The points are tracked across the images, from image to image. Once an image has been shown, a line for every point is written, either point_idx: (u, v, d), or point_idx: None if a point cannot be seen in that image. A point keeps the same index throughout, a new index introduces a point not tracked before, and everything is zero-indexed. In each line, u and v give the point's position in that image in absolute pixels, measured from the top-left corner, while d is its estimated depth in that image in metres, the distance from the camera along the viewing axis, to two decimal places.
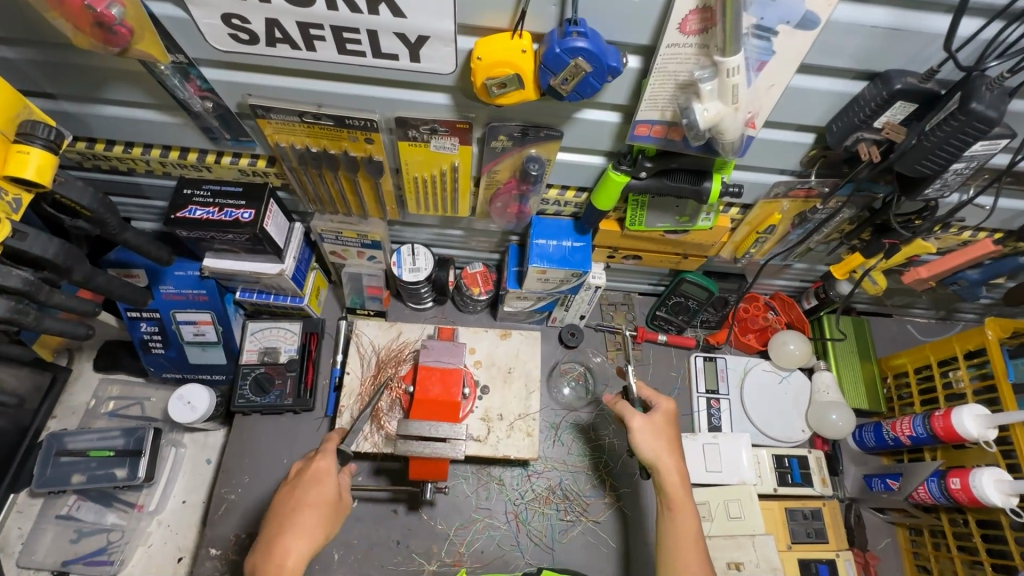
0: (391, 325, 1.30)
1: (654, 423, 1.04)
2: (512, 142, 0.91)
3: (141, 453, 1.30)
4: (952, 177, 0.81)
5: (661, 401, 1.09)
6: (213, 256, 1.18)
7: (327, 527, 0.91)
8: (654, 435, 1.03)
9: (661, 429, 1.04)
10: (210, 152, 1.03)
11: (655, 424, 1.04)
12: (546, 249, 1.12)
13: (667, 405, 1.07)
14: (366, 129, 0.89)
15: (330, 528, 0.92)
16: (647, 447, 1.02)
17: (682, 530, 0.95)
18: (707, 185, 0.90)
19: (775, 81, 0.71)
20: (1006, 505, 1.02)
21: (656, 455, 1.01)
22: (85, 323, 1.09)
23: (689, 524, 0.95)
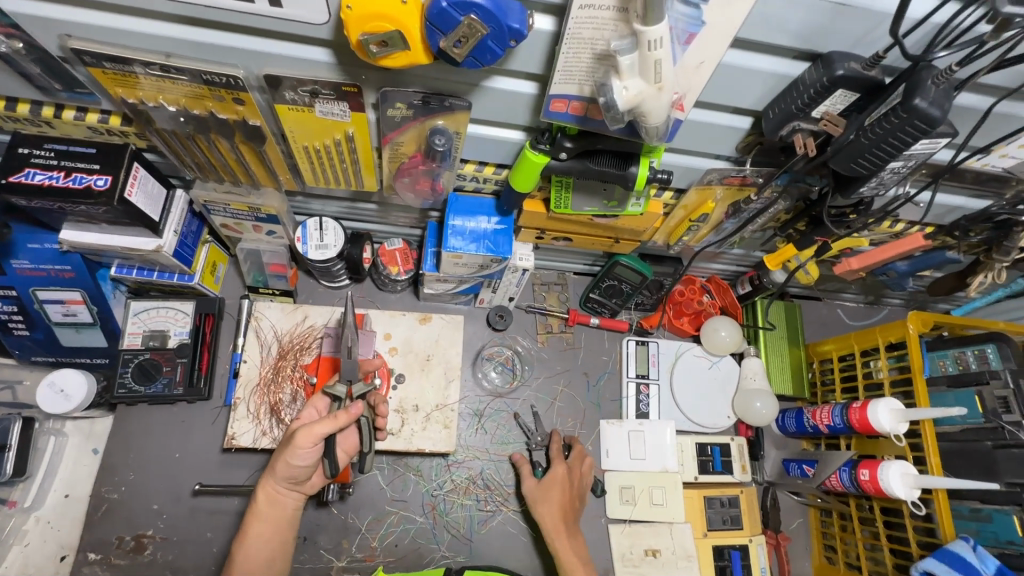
0: (295, 308, 1.15)
1: (544, 488, 1.13)
2: (413, 112, 0.77)
3: (7, 447, 1.16)
4: (889, 176, 0.74)
5: (557, 465, 1.16)
6: (72, 228, 1.00)
7: (285, 461, 0.83)
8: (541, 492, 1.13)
9: (550, 497, 1.12)
10: (46, 104, 0.84)
11: (545, 484, 1.13)
12: (464, 230, 1.01)
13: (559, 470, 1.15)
14: (232, 88, 0.73)
15: (289, 463, 0.83)
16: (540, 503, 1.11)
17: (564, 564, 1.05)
18: (634, 171, 0.81)
19: (705, 57, 0.61)
20: (909, 498, 1.05)
21: (552, 525, 1.09)
22: None
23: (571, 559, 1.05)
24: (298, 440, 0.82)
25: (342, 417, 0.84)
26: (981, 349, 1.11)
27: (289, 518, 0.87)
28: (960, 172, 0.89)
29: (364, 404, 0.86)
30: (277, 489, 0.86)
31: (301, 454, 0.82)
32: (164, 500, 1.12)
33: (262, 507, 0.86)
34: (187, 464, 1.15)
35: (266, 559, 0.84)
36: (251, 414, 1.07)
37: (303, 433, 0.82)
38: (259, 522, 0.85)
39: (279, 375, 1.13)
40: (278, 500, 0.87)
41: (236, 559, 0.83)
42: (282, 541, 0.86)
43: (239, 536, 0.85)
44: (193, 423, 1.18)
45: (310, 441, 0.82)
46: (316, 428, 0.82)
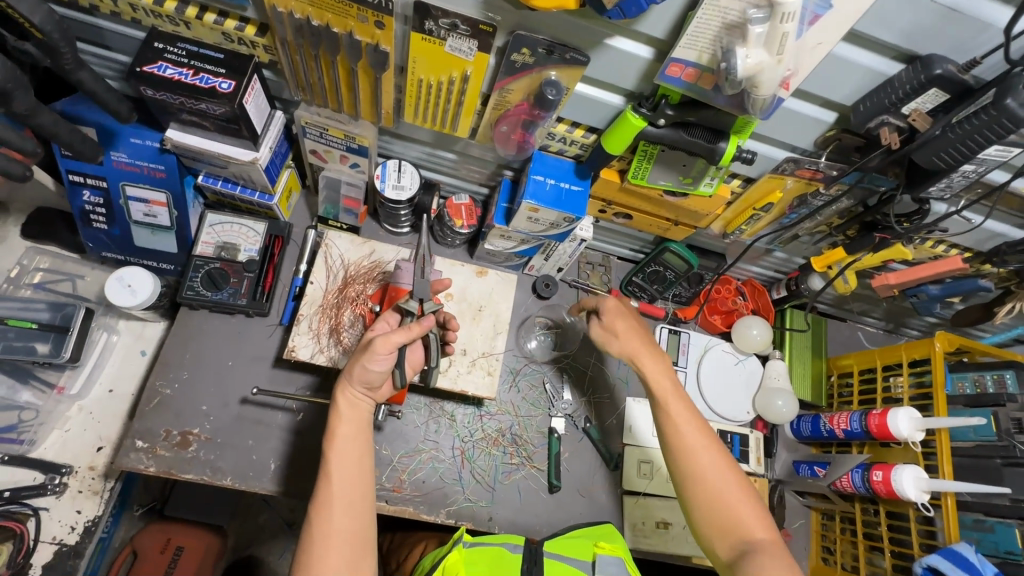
0: (364, 242, 1.22)
1: (610, 328, 1.07)
2: (534, 59, 0.84)
3: (68, 331, 1.20)
4: (957, 180, 0.82)
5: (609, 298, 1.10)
6: (178, 129, 1.07)
7: (362, 366, 0.89)
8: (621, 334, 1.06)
9: (624, 333, 1.06)
10: (191, 4, 0.91)
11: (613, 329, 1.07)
12: (542, 187, 1.08)
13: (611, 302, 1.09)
14: (380, 10, 0.80)
15: (366, 367, 0.89)
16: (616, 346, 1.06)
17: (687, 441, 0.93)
18: (723, 146, 0.87)
19: (824, 39, 0.68)
20: (919, 500, 1.11)
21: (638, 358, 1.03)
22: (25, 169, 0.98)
23: (691, 422, 0.94)
24: (377, 347, 0.88)
25: (415, 329, 0.92)
26: (1000, 374, 1.18)
27: (368, 419, 0.92)
28: (1011, 196, 0.97)
29: (434, 318, 0.95)
30: (356, 394, 0.91)
31: (378, 360, 0.89)
32: (212, 402, 1.17)
33: (343, 411, 0.90)
34: (238, 372, 1.20)
35: (358, 455, 0.87)
36: (312, 331, 1.12)
37: (381, 341, 0.88)
38: (343, 423, 0.89)
39: (343, 297, 1.18)
40: (358, 405, 0.92)
41: (330, 461, 0.86)
42: (366, 439, 0.90)
43: (327, 440, 0.88)
44: (247, 336, 1.23)
45: (387, 348, 0.88)
46: (392, 338, 0.89)
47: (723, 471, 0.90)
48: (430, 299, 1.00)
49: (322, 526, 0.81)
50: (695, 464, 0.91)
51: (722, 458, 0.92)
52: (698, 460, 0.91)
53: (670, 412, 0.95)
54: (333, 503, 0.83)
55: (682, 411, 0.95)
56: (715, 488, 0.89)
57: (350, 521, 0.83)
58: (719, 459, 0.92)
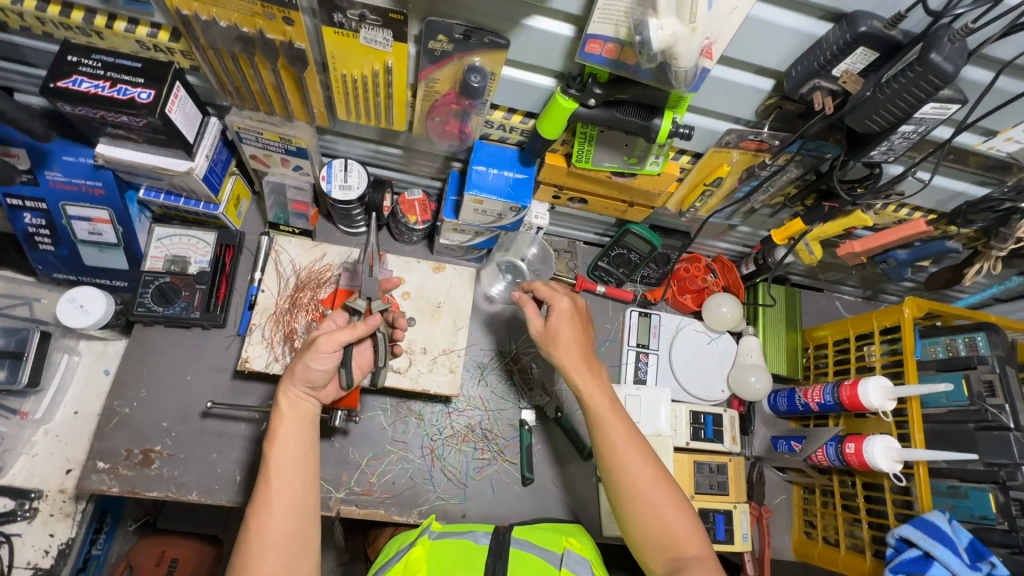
0: (315, 245, 1.19)
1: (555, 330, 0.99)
2: (453, 45, 0.81)
3: (24, 357, 1.19)
4: (898, 143, 0.79)
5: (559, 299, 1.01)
6: (109, 143, 1.04)
7: (305, 365, 0.88)
8: (553, 343, 0.99)
9: (563, 338, 0.98)
10: (99, 13, 0.87)
11: (552, 330, 0.99)
12: (485, 177, 1.05)
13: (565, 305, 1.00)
14: (284, 5, 0.77)
15: (308, 366, 0.87)
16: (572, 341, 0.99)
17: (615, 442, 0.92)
18: (657, 123, 0.84)
19: (739, 3, 0.65)
20: (890, 470, 1.09)
21: (574, 365, 0.97)
22: None
23: (621, 432, 0.92)
24: (320, 345, 0.87)
25: (360, 327, 0.89)
26: (971, 337, 1.15)
27: (312, 419, 0.91)
28: (966, 154, 0.93)
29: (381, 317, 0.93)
30: (299, 393, 0.90)
31: (321, 358, 0.87)
32: (173, 418, 1.16)
33: (284, 410, 0.89)
34: (198, 387, 1.19)
35: (301, 455, 0.86)
36: (265, 340, 1.10)
37: (325, 339, 0.87)
38: (286, 423, 0.88)
39: (296, 304, 1.16)
40: (300, 404, 0.90)
41: (270, 462, 0.85)
42: (310, 439, 0.89)
43: (268, 441, 0.87)
44: (205, 349, 1.22)
45: (331, 346, 0.87)
46: (337, 336, 0.88)
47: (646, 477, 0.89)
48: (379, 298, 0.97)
49: (263, 528, 0.80)
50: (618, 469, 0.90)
51: (652, 468, 0.91)
52: (623, 465, 0.90)
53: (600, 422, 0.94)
54: (274, 504, 0.82)
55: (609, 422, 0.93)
56: (640, 499, 0.88)
57: (293, 519, 0.82)
58: (654, 474, 0.90)
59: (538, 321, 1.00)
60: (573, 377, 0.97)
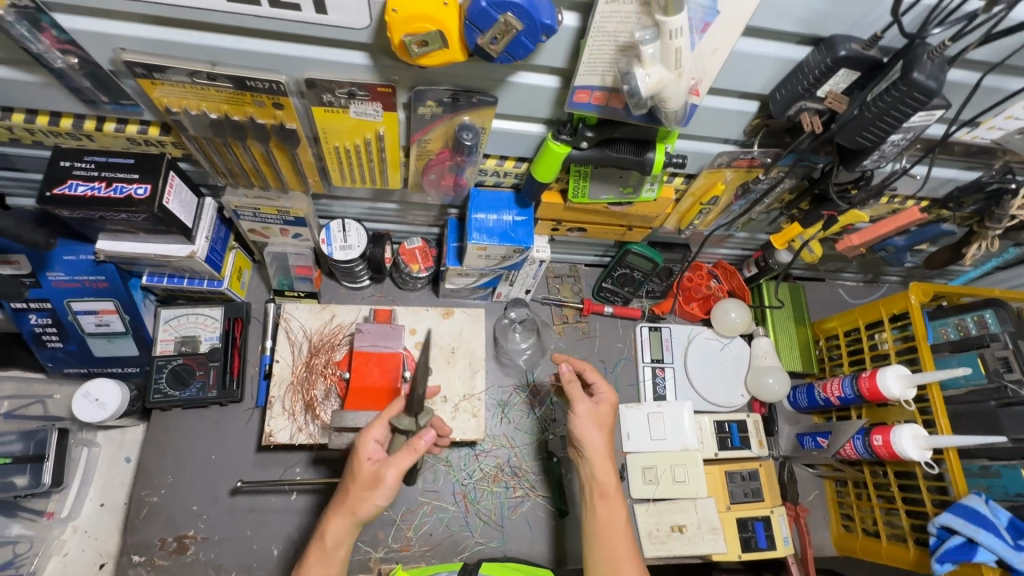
0: (323, 308, 1.19)
1: (599, 414, 1.01)
2: (442, 108, 0.82)
3: (45, 458, 1.18)
4: (889, 148, 0.81)
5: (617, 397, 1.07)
6: (108, 239, 1.04)
7: (366, 499, 0.85)
8: (596, 427, 1.00)
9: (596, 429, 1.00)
10: (88, 118, 0.88)
11: (597, 417, 1.01)
12: (486, 223, 1.06)
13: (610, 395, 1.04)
14: (273, 93, 0.78)
15: (371, 501, 0.84)
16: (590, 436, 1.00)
17: (610, 521, 0.94)
18: (651, 156, 0.85)
19: (720, 45, 0.66)
20: (920, 458, 1.09)
21: (595, 449, 0.99)
22: None
23: (620, 514, 0.95)
24: (387, 479, 0.84)
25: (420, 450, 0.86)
26: (980, 315, 1.17)
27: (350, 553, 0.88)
28: (953, 145, 0.95)
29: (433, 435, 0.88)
30: (347, 526, 0.86)
31: (384, 493, 0.84)
32: (202, 501, 1.15)
33: (330, 546, 0.85)
34: (223, 465, 1.18)
35: None
36: (287, 411, 1.10)
37: (392, 471, 0.84)
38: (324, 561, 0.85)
39: (311, 370, 1.16)
40: (343, 540, 0.86)
41: None
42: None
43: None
44: (226, 426, 1.21)
45: (396, 478, 0.84)
46: (398, 463, 0.85)
47: (620, 555, 0.91)
48: (422, 411, 0.93)
49: None
50: (609, 543, 0.92)
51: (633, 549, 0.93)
52: (613, 540, 0.93)
53: (598, 488, 0.98)
54: None
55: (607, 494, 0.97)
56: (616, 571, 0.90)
57: None
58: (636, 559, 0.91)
59: (587, 404, 1.02)
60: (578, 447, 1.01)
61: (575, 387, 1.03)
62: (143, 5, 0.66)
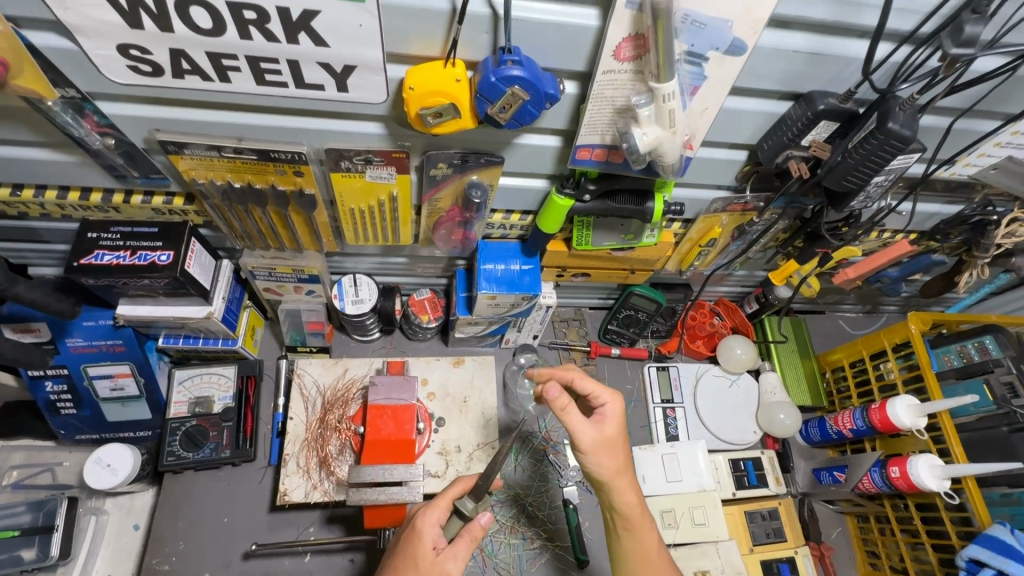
0: (335, 362, 1.21)
1: (607, 438, 0.90)
2: (452, 170, 0.88)
3: (53, 528, 1.15)
4: (874, 189, 0.86)
5: (611, 404, 0.93)
6: (127, 303, 1.06)
7: None
8: (609, 456, 0.90)
9: (614, 453, 0.90)
10: (117, 191, 0.93)
11: (608, 441, 0.90)
12: (494, 273, 1.09)
13: (614, 406, 0.92)
14: (294, 162, 0.83)
15: None
16: (603, 468, 0.89)
17: (645, 548, 0.93)
18: (650, 205, 0.90)
19: (709, 104, 0.72)
20: (941, 489, 1.09)
21: (615, 478, 0.90)
22: None
23: (652, 538, 0.93)
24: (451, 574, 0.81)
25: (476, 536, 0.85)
26: (980, 341, 1.20)
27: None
28: (933, 181, 1.00)
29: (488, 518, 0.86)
30: None
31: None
32: (214, 566, 1.12)
33: None
34: (236, 527, 1.16)
35: None
36: (302, 469, 1.10)
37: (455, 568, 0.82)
38: None
39: (325, 426, 1.15)
40: None
41: None
42: None
43: None
44: (239, 486, 1.20)
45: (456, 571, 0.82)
46: (457, 553, 0.83)
47: None
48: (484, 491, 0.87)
49: None
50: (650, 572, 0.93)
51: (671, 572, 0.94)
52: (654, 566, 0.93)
53: (631, 521, 0.92)
54: None
55: (644, 527, 0.93)
56: None
57: None
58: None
59: (591, 430, 0.88)
60: (608, 486, 0.90)
61: (571, 413, 0.87)
62: (177, 89, 0.71)
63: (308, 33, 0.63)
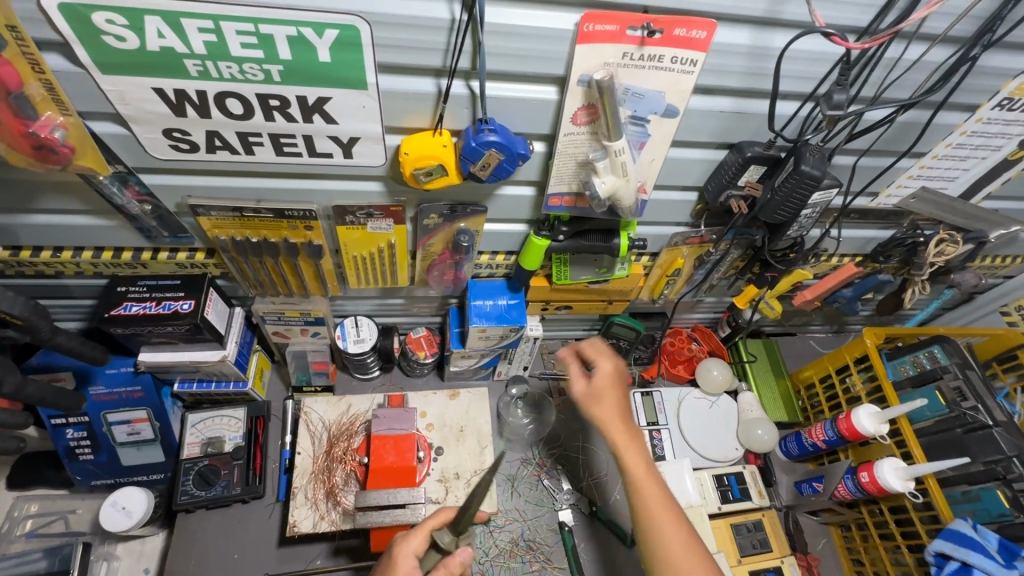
0: (341, 399, 1.30)
1: (594, 389, 1.01)
2: (442, 219, 1.01)
3: (69, 573, 1.20)
4: (805, 220, 1.01)
5: (603, 361, 1.05)
6: (149, 351, 1.16)
7: None
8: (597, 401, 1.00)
9: (604, 397, 1.00)
10: (145, 249, 1.05)
11: (596, 389, 1.01)
12: (484, 308, 1.21)
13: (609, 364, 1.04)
14: (305, 218, 0.96)
15: None
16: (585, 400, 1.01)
17: (629, 448, 0.93)
18: (616, 242, 1.03)
19: (655, 156, 0.87)
20: (906, 489, 1.17)
21: (608, 424, 0.97)
22: (19, 414, 1.13)
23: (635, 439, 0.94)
24: None
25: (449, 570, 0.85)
26: (930, 350, 1.31)
27: None
28: (863, 210, 1.15)
29: (466, 552, 0.87)
30: None
31: None
32: None
33: None
34: (247, 563, 1.21)
35: None
36: (310, 500, 1.17)
37: None
38: None
39: (331, 459, 1.22)
40: None
41: None
42: None
43: None
44: (248, 523, 1.26)
45: None
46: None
47: (656, 485, 0.89)
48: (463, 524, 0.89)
49: None
50: (633, 461, 0.91)
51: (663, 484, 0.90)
52: (633, 452, 0.92)
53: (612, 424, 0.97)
54: None
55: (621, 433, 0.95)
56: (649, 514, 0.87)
57: None
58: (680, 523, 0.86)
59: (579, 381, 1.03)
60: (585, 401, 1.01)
61: (573, 367, 1.05)
62: (209, 162, 0.85)
63: (321, 114, 0.78)
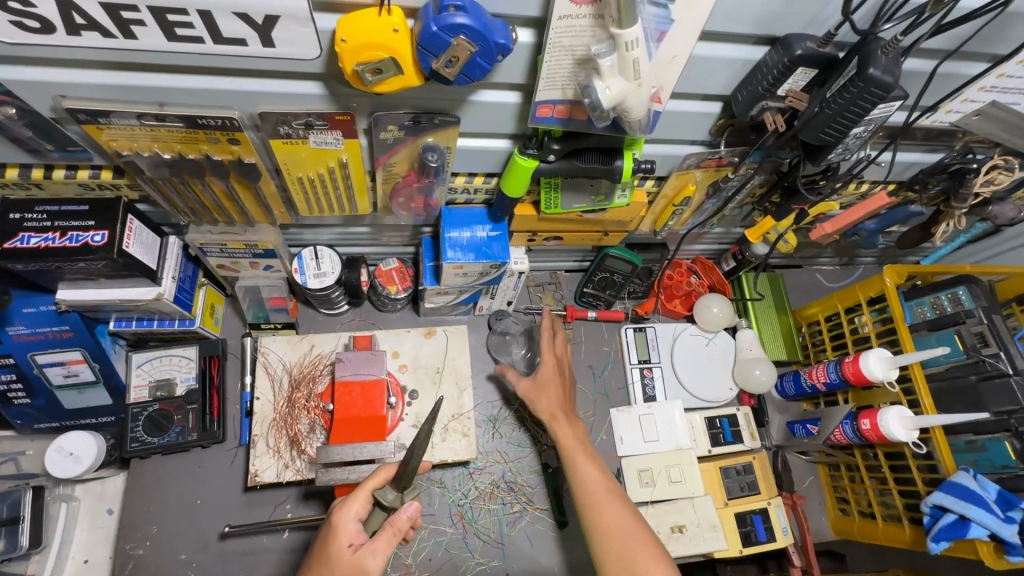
0: (301, 338, 1.16)
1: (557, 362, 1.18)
2: (404, 132, 0.80)
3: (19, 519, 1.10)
4: (853, 140, 0.83)
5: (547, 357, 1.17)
6: (68, 288, 0.99)
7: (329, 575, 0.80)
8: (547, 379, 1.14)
9: (545, 391, 1.13)
10: (35, 166, 0.84)
11: (539, 381, 1.14)
12: (460, 240, 1.04)
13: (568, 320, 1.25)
14: (227, 129, 0.75)
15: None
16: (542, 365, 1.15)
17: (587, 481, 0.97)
18: (619, 164, 0.85)
19: (677, 51, 0.66)
20: (909, 439, 1.10)
21: (551, 413, 1.09)
22: None
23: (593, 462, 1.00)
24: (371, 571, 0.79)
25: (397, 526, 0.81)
26: (953, 291, 1.19)
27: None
28: (914, 130, 0.96)
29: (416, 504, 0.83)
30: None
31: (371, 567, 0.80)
32: (191, 547, 1.12)
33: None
34: (211, 509, 1.15)
35: None
36: (272, 449, 1.08)
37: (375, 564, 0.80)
38: None
39: (293, 406, 1.11)
40: None
41: None
42: None
43: None
44: (210, 468, 1.18)
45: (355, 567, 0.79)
46: (379, 548, 0.81)
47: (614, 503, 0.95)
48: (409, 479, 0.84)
49: None
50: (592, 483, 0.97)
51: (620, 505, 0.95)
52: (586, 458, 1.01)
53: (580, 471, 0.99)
54: None
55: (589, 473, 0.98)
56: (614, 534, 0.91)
57: None
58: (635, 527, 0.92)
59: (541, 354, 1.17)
60: (551, 427, 1.08)
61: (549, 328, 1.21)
62: (77, 47, 0.63)
63: None
